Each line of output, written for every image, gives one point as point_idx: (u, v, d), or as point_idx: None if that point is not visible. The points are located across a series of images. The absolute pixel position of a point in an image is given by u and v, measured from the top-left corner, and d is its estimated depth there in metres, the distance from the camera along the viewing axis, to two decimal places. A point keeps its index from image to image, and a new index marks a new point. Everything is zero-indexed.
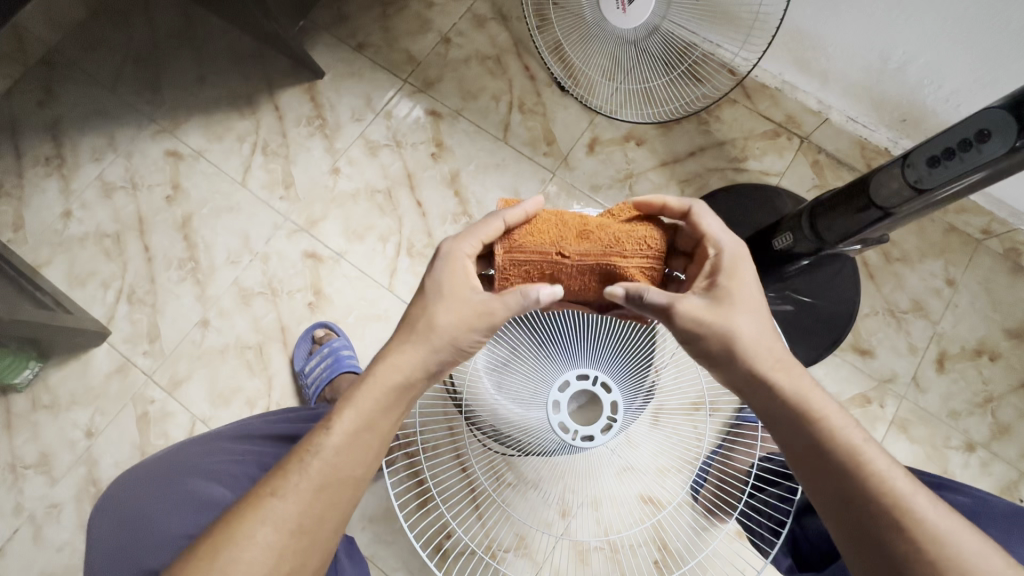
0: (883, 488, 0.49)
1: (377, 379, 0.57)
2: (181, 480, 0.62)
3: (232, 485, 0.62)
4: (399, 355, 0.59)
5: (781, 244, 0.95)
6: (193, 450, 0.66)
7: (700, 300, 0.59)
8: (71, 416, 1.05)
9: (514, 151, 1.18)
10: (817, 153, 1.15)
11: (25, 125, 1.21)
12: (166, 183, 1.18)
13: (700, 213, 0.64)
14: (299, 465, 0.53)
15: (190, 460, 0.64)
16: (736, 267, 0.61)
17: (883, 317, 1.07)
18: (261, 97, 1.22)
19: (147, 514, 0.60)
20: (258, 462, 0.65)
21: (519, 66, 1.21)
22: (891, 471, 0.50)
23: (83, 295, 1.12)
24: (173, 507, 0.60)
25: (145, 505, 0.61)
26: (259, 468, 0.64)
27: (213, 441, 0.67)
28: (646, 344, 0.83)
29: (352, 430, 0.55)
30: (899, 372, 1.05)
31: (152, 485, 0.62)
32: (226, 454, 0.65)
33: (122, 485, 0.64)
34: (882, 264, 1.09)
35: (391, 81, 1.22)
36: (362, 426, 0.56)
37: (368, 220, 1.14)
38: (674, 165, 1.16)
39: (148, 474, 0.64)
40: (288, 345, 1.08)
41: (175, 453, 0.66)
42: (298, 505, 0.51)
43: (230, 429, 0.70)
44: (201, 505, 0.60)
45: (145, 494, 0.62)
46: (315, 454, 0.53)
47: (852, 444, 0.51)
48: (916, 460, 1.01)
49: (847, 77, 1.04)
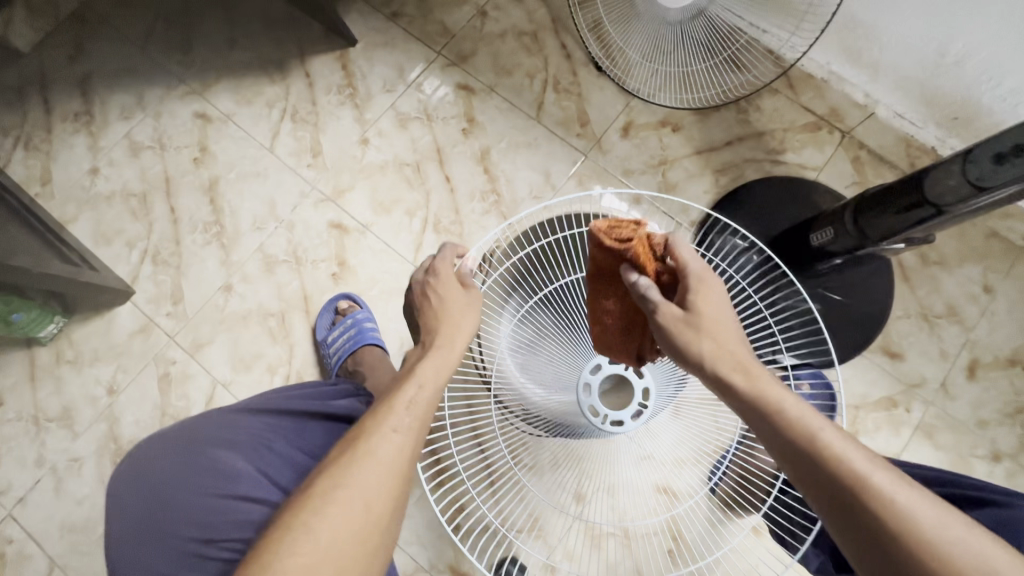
0: (854, 475, 0.44)
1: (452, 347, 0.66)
2: (205, 451, 0.61)
3: (259, 458, 0.61)
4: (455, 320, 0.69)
5: (819, 239, 0.93)
6: (208, 422, 0.64)
7: (675, 310, 0.59)
8: (94, 371, 1.06)
9: (547, 131, 1.15)
10: (859, 149, 1.11)
11: (54, 80, 1.20)
12: (194, 145, 1.17)
13: (676, 242, 0.63)
14: (391, 412, 0.57)
15: (208, 432, 0.63)
16: (697, 282, 0.60)
17: (915, 320, 1.05)
18: (292, 62, 1.20)
19: (174, 485, 0.59)
20: (283, 435, 0.65)
21: (556, 44, 1.18)
22: (848, 450, 0.46)
23: (109, 254, 1.12)
24: (200, 479, 0.59)
25: (173, 474, 0.59)
26: (285, 441, 0.64)
27: (229, 413, 0.65)
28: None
29: (433, 381, 0.62)
30: (929, 377, 1.03)
31: (173, 456, 0.61)
32: (247, 427, 0.64)
33: (138, 457, 0.62)
34: (919, 266, 1.07)
35: (424, 54, 1.19)
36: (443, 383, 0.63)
37: (395, 193, 1.13)
38: (709, 153, 1.14)
39: (166, 445, 0.62)
40: (310, 314, 1.08)
41: (190, 426, 0.64)
42: (408, 439, 0.56)
43: (246, 400, 0.69)
44: (235, 479, 0.59)
45: (166, 465, 0.60)
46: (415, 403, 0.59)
47: (821, 440, 0.47)
48: (940, 467, 0.99)
49: (898, 70, 1.00)
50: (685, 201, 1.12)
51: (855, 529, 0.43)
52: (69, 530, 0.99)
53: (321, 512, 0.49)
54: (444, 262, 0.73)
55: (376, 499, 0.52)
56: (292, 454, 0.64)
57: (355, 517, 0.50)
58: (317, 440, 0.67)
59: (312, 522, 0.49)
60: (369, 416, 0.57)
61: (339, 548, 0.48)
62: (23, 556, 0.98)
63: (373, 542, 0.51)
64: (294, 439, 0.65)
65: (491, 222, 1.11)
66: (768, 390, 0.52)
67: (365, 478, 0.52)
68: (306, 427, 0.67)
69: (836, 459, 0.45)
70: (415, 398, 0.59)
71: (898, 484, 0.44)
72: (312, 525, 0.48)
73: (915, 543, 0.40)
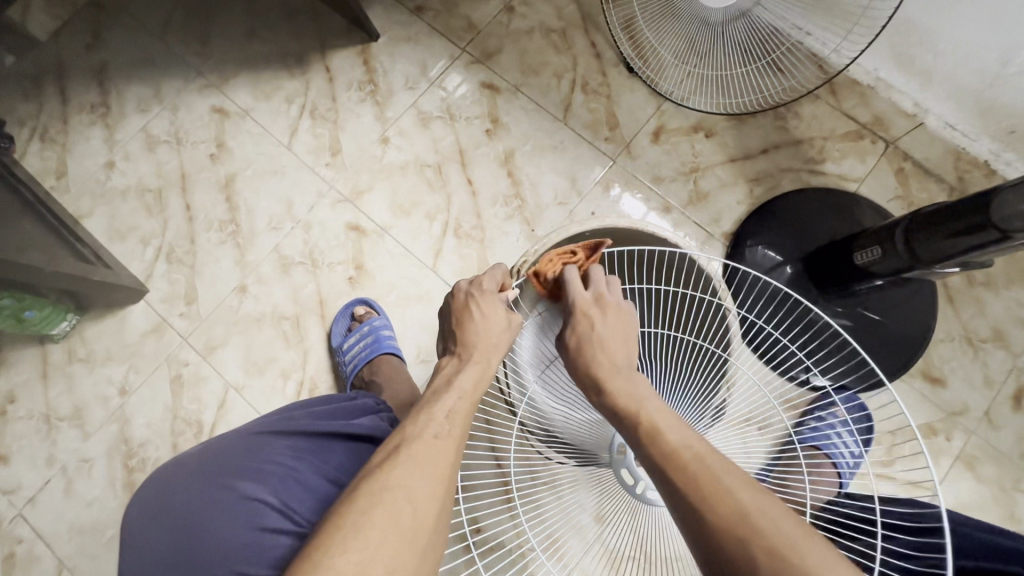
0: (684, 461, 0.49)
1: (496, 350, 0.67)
2: (227, 481, 0.58)
3: (283, 487, 0.59)
4: (494, 329, 0.68)
5: (862, 259, 0.87)
6: (228, 447, 0.62)
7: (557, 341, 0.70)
8: (106, 371, 1.04)
9: (574, 134, 1.11)
10: (903, 161, 1.05)
11: (72, 70, 1.18)
12: (211, 140, 1.14)
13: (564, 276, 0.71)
14: (431, 418, 0.57)
15: (230, 459, 0.60)
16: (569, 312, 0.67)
17: (958, 344, 1.00)
18: (312, 56, 1.16)
19: (195, 518, 0.55)
20: (307, 460, 0.62)
21: (586, 43, 1.14)
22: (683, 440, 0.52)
23: (123, 250, 1.10)
24: (222, 511, 0.55)
25: (195, 506, 0.56)
26: (309, 469, 0.62)
27: (249, 436, 0.63)
28: (709, 371, 0.73)
29: (471, 390, 0.62)
30: (971, 405, 0.97)
31: (190, 487, 0.58)
32: (270, 453, 0.61)
33: (156, 487, 0.59)
34: (964, 287, 1.01)
35: (448, 50, 1.15)
36: (479, 389, 0.63)
37: (414, 195, 1.09)
38: (744, 161, 1.08)
39: (184, 474, 0.59)
40: (326, 319, 1.05)
41: (207, 452, 0.62)
42: (452, 446, 0.55)
43: (267, 424, 0.66)
44: (258, 509, 0.56)
45: (187, 496, 0.57)
46: (455, 413, 0.58)
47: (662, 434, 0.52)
48: (980, 500, 0.94)
49: (954, 78, 0.97)
50: (717, 210, 1.07)
51: (666, 494, 0.49)
52: (78, 532, 0.98)
53: (368, 512, 0.48)
54: (491, 277, 0.73)
55: (424, 504, 0.50)
56: (316, 480, 0.61)
57: (404, 522, 0.48)
58: (341, 462, 0.65)
59: (360, 522, 0.47)
60: (410, 421, 0.57)
61: (389, 550, 0.46)
62: (33, 557, 0.97)
63: (422, 544, 0.49)
64: (316, 465, 0.63)
65: (514, 228, 1.07)
66: (620, 396, 0.58)
67: (409, 480, 0.51)
68: (329, 448, 0.65)
69: (651, 436, 0.52)
70: (456, 406, 0.59)
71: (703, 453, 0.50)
72: (360, 526, 0.47)
73: (701, 496, 0.47)
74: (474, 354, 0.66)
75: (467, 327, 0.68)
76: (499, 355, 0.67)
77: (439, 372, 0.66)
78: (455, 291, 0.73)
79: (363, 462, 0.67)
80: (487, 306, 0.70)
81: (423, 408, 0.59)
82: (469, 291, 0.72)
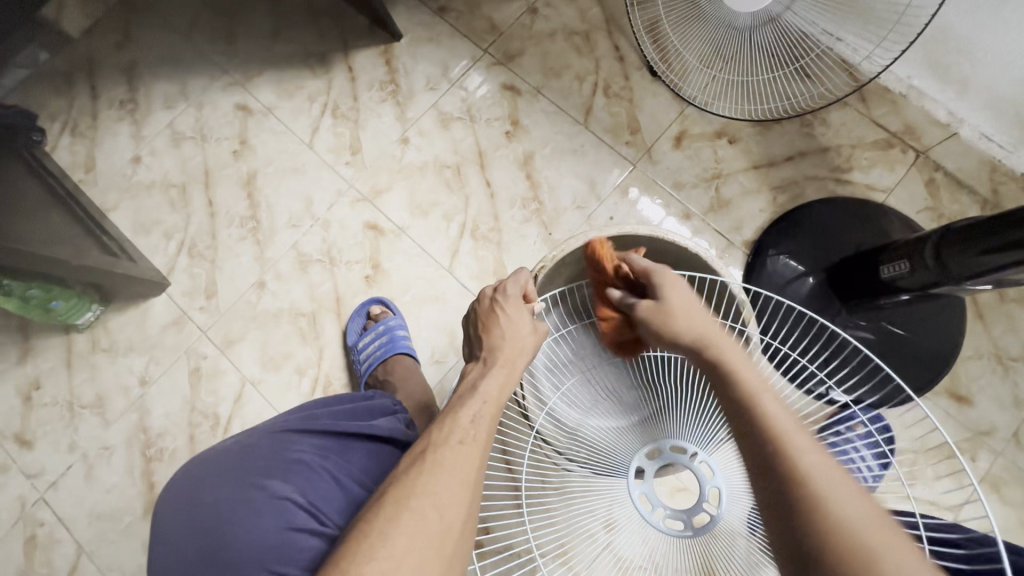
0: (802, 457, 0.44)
1: (522, 350, 0.66)
2: (258, 482, 0.58)
3: (312, 487, 0.59)
4: (513, 337, 0.67)
5: (888, 273, 0.84)
6: (253, 447, 0.62)
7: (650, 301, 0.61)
8: (127, 361, 1.07)
9: (594, 137, 1.10)
10: (934, 171, 1.02)
11: (102, 65, 1.21)
12: (234, 137, 1.16)
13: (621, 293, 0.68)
14: (456, 422, 0.56)
15: (259, 460, 0.60)
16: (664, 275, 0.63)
17: (987, 362, 0.96)
18: (335, 55, 1.17)
19: (225, 520, 0.55)
20: (333, 459, 0.63)
21: (609, 45, 1.13)
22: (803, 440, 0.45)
23: (147, 243, 1.12)
24: (253, 512, 0.56)
25: (224, 507, 0.56)
26: (332, 467, 0.62)
27: (276, 435, 0.64)
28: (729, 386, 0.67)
29: (496, 396, 0.61)
30: (999, 425, 0.94)
31: (218, 486, 0.58)
32: (297, 452, 0.62)
33: (184, 488, 0.59)
34: (995, 303, 0.98)
35: (470, 50, 1.15)
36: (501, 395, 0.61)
37: (433, 196, 1.09)
38: (768, 168, 1.06)
39: (213, 474, 0.60)
40: (342, 317, 1.05)
41: (233, 452, 0.62)
42: (479, 454, 0.54)
43: (291, 423, 0.67)
44: (287, 509, 0.56)
45: (218, 497, 0.57)
46: (474, 422, 0.57)
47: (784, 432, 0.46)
48: (1008, 524, 0.91)
49: (990, 88, 0.94)
50: (739, 217, 1.05)
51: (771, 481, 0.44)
52: (96, 518, 1.00)
53: (395, 520, 0.47)
54: (514, 282, 0.73)
55: (449, 508, 0.50)
56: (341, 478, 0.62)
57: (431, 526, 0.48)
58: (362, 462, 0.66)
59: (387, 529, 0.47)
60: (436, 428, 0.56)
61: (416, 557, 0.46)
62: (53, 540, 1.00)
63: (449, 551, 0.48)
64: (339, 463, 0.63)
65: (532, 231, 1.06)
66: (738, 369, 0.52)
67: (437, 484, 0.50)
68: (349, 448, 0.66)
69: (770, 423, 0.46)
70: (482, 410, 0.58)
71: (817, 457, 0.44)
72: (387, 533, 0.47)
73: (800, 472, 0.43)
74: (499, 359, 0.65)
75: (494, 337, 0.67)
76: (523, 361, 0.66)
77: (463, 376, 0.65)
78: (481, 297, 0.73)
79: (382, 461, 0.68)
80: (515, 313, 0.69)
81: (450, 411, 0.58)
82: (498, 293, 0.71)
